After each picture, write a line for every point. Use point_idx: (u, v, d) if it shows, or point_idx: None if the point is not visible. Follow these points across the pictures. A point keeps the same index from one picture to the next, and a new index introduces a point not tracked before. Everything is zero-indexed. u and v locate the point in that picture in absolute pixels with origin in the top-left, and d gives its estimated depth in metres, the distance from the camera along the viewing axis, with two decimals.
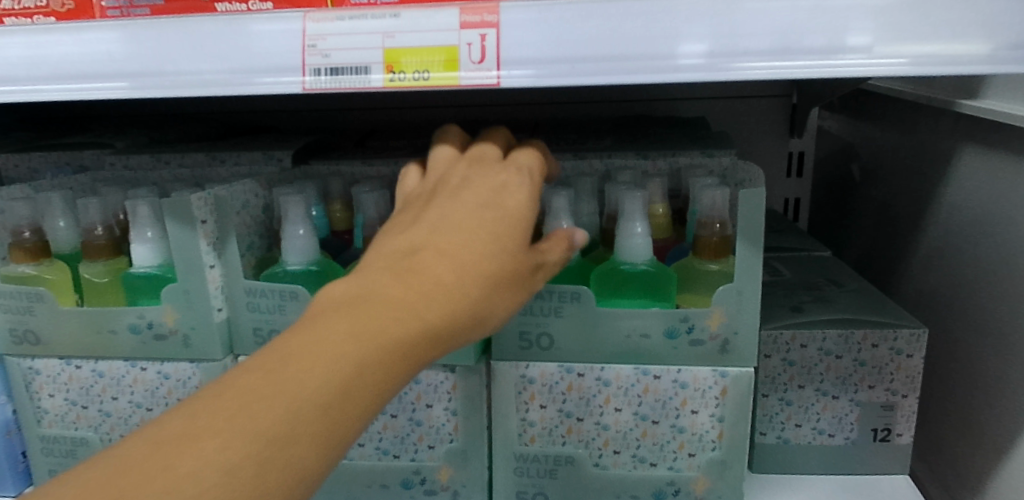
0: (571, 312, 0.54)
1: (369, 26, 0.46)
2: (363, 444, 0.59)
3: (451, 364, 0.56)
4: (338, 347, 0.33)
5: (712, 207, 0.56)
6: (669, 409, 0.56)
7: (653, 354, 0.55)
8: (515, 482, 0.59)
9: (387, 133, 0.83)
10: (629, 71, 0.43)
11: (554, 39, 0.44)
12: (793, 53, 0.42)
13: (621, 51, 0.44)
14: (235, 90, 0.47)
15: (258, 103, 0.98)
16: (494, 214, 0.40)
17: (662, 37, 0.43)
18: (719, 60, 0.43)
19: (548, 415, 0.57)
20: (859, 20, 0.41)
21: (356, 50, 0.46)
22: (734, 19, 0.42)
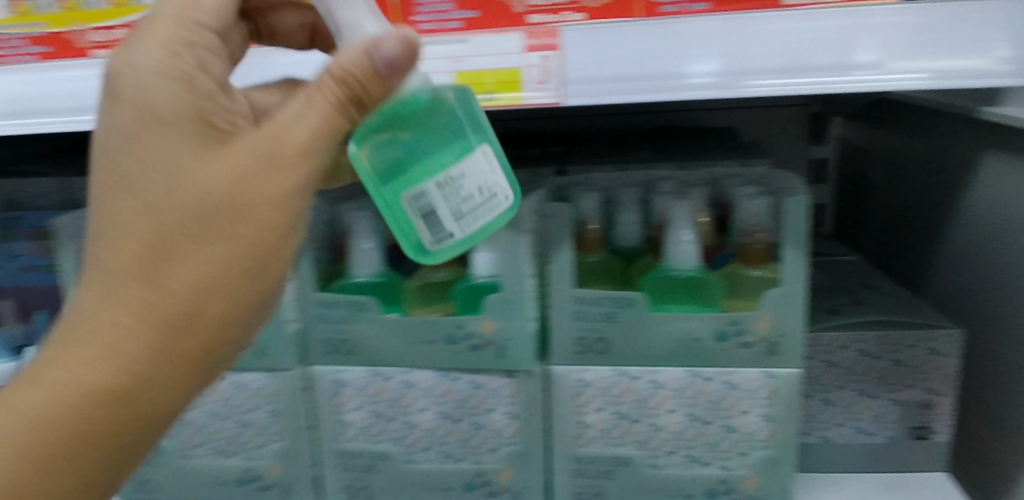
0: (625, 317, 0.57)
1: (439, 51, 0.49)
2: (427, 448, 0.61)
3: (511, 370, 0.58)
4: (56, 375, 0.36)
5: (749, 217, 0.59)
6: (719, 411, 0.58)
7: (704, 356, 0.57)
8: (573, 483, 0.61)
9: None
10: (675, 90, 0.46)
11: (609, 59, 0.47)
12: (803, 71, 0.45)
13: (664, 70, 0.46)
14: None
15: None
16: (137, 183, 0.36)
17: (685, 57, 0.46)
18: (727, 78, 0.46)
19: (605, 417, 0.59)
20: (866, 38, 0.45)
21: (427, 74, 0.49)
22: (743, 41, 0.46)
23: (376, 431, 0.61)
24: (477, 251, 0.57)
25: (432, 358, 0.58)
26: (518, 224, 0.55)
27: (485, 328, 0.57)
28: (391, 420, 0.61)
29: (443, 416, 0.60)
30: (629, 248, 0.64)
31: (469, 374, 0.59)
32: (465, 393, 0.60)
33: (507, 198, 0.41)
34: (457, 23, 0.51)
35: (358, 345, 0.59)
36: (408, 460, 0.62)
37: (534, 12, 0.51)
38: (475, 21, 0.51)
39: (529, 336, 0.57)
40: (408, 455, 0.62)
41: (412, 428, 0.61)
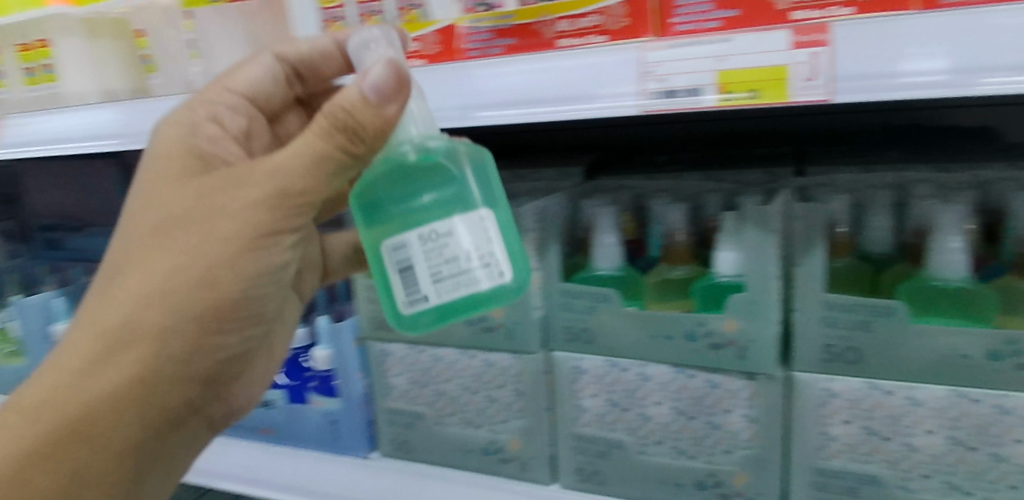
0: (604, 311, 0.63)
1: (475, 74, 0.58)
2: (453, 414, 0.72)
3: (517, 349, 0.67)
4: None
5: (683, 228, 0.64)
6: (703, 406, 0.62)
7: (678, 354, 0.61)
8: (574, 459, 0.68)
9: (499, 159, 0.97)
10: (622, 105, 0.52)
11: (585, 80, 0.54)
12: (737, 88, 0.50)
13: (616, 89, 0.52)
14: None
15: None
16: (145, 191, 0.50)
17: (638, 76, 0.52)
18: (662, 97, 0.51)
19: (599, 403, 0.65)
20: (798, 56, 0.48)
21: (440, 98, 0.59)
22: (682, 63, 0.51)
23: (413, 395, 0.73)
24: None
25: (456, 336, 0.69)
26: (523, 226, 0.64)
27: (496, 312, 0.67)
28: (424, 386, 0.72)
29: (464, 387, 0.70)
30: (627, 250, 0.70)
31: (484, 352, 0.69)
32: (480, 369, 0.69)
33: (494, 274, 0.45)
34: (499, 48, 0.59)
35: None
36: (437, 423, 0.73)
37: (561, 37, 0.57)
38: (515, 47, 0.59)
39: (534, 324, 0.66)
40: (439, 418, 0.72)
41: (440, 395, 0.72)
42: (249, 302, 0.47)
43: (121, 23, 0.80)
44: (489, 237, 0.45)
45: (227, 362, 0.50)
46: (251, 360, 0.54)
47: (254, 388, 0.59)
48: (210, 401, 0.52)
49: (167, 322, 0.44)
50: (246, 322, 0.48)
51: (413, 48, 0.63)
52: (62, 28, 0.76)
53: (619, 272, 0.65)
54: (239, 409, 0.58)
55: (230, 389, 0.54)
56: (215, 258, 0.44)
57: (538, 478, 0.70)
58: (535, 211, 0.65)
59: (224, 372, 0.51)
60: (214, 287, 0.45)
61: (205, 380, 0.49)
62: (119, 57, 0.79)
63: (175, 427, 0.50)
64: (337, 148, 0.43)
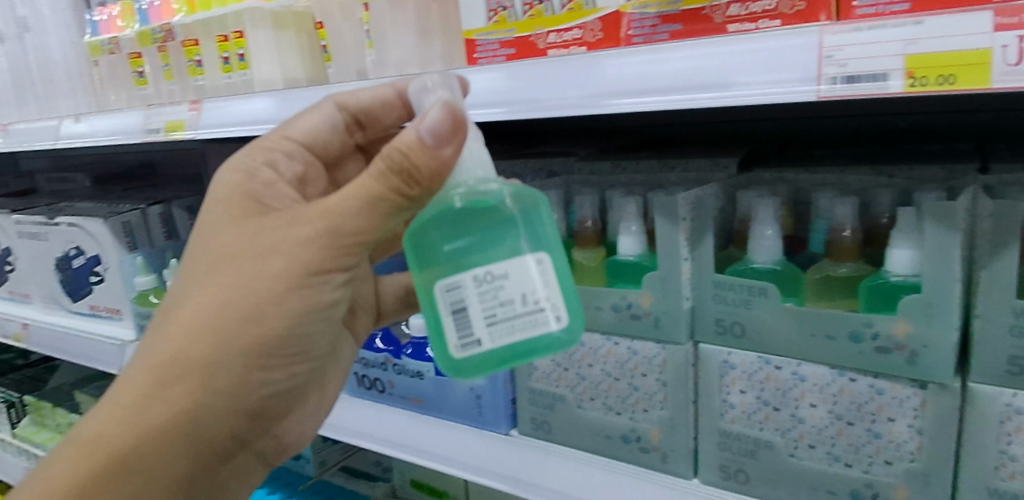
0: (759, 305, 0.61)
1: (634, 60, 0.57)
2: (594, 399, 0.72)
3: (663, 339, 0.66)
4: None
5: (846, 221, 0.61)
6: (865, 413, 0.58)
7: (839, 356, 0.58)
8: (719, 456, 0.66)
9: (640, 148, 0.95)
10: (796, 92, 0.50)
11: (753, 65, 0.52)
12: (929, 71, 0.46)
13: (788, 75, 0.51)
14: (525, 114, 0.63)
15: (541, 127, 1.14)
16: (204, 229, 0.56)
17: (819, 60, 0.50)
18: (840, 83, 0.49)
19: (748, 400, 0.64)
20: (1005, 37, 0.44)
21: (595, 84, 0.59)
22: (864, 47, 0.48)
23: (555, 377, 0.75)
24: (622, 234, 0.69)
25: (601, 322, 0.69)
26: (677, 214, 0.63)
27: (643, 300, 0.66)
28: (566, 370, 0.73)
29: (607, 373, 0.71)
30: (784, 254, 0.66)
31: (628, 340, 0.68)
32: (624, 357, 0.69)
33: (547, 322, 0.48)
34: (664, 35, 0.60)
35: None
36: (578, 406, 0.74)
37: (731, 22, 0.56)
38: (678, 32, 0.59)
39: (682, 314, 0.65)
40: (579, 402, 0.73)
41: (581, 379, 0.73)
42: (292, 339, 0.53)
43: (301, 15, 0.88)
44: (544, 283, 0.48)
45: (272, 396, 0.56)
46: (297, 393, 0.60)
47: (304, 427, 0.65)
48: (256, 431, 0.58)
49: (215, 356, 0.51)
50: (286, 360, 0.54)
51: (574, 35, 0.64)
52: (253, 20, 0.84)
53: (778, 266, 0.63)
54: (284, 440, 0.64)
55: (275, 421, 0.60)
56: (263, 297, 0.50)
57: (678, 471, 0.69)
58: (688, 200, 0.63)
59: (271, 405, 0.57)
60: (260, 325, 0.51)
61: (250, 410, 0.55)
62: (299, 46, 0.88)
63: (223, 453, 0.56)
64: (393, 190, 0.47)
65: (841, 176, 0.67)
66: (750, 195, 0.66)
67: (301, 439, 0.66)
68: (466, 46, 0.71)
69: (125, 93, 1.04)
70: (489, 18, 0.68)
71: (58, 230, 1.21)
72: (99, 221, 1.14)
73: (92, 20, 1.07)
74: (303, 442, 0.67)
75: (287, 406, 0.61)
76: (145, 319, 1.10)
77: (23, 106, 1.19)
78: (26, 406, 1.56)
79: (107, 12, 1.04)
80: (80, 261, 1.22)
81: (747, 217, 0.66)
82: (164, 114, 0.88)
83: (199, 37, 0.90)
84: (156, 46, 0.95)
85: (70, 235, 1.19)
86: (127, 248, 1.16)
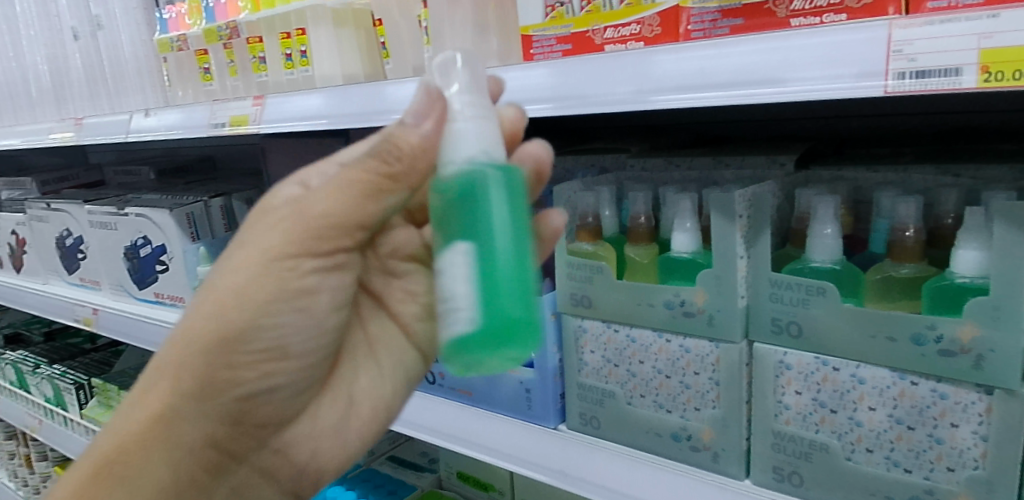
0: (817, 305, 0.60)
1: (691, 54, 0.57)
2: (644, 396, 0.72)
3: (716, 338, 0.66)
4: None
5: (909, 219, 0.58)
6: (926, 417, 0.56)
7: (900, 358, 0.56)
8: (772, 457, 0.65)
9: (693, 145, 0.94)
10: (861, 87, 0.49)
11: (815, 60, 0.51)
12: (1004, 65, 0.45)
13: (853, 69, 0.50)
14: (575, 108, 0.63)
15: (594, 123, 1.13)
16: None
17: (887, 55, 0.48)
18: (909, 79, 0.48)
19: (804, 402, 0.62)
20: None
21: (649, 79, 0.59)
22: (934, 41, 0.47)
23: (605, 373, 0.75)
24: (676, 231, 0.68)
25: (653, 319, 0.69)
26: (734, 211, 0.62)
27: (697, 298, 0.66)
28: (617, 366, 0.73)
29: (658, 370, 0.70)
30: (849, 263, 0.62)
31: (681, 337, 0.68)
32: (676, 355, 0.68)
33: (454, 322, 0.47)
34: (724, 29, 0.59)
35: (596, 301, 0.73)
36: (628, 403, 0.73)
37: (795, 15, 0.56)
38: (740, 27, 0.59)
39: (737, 312, 0.64)
40: (629, 398, 0.73)
41: (632, 376, 0.72)
42: (273, 329, 0.58)
43: (360, 12, 0.91)
44: (456, 282, 0.47)
45: (248, 397, 0.60)
46: (289, 396, 0.62)
47: (316, 447, 0.65)
48: (245, 435, 0.62)
49: (184, 348, 0.57)
50: (259, 355, 0.58)
51: (631, 31, 0.64)
52: (314, 17, 0.87)
53: (837, 266, 0.61)
54: (298, 454, 0.65)
55: (272, 426, 0.63)
56: (224, 288, 0.57)
57: (730, 470, 0.68)
58: (745, 196, 0.62)
59: (253, 405, 0.60)
60: (219, 317, 0.57)
61: (225, 407, 0.59)
62: (358, 43, 0.91)
63: (208, 457, 0.61)
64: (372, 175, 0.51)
65: (905, 175, 0.65)
66: (809, 193, 0.65)
67: (324, 458, 0.66)
68: (522, 42, 0.72)
69: (192, 88, 1.08)
70: (546, 14, 0.69)
71: (128, 220, 1.27)
72: (165, 212, 1.19)
73: (160, 17, 1.11)
74: (331, 464, 0.66)
75: (286, 411, 0.63)
76: None
77: (96, 101, 1.25)
78: (95, 388, 1.64)
79: (174, 10, 1.08)
80: (147, 250, 1.27)
81: (805, 214, 0.65)
82: (229, 109, 0.92)
83: (263, 34, 0.93)
84: (222, 43, 0.99)
85: (139, 225, 1.25)
86: (191, 238, 1.21)
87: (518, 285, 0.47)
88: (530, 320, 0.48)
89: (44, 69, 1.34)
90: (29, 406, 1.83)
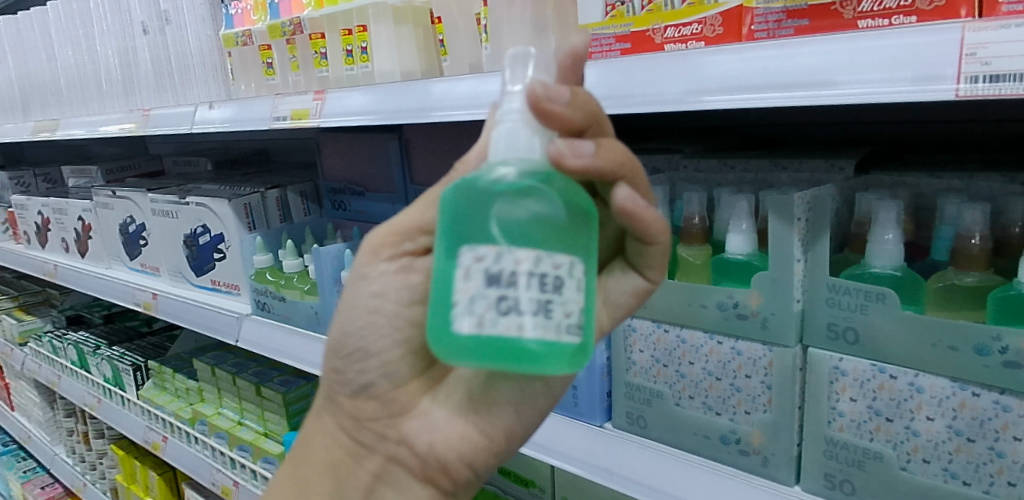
0: (876, 311, 0.59)
1: (752, 55, 0.56)
2: (693, 397, 0.72)
3: (770, 341, 0.65)
4: None
5: (975, 226, 0.57)
6: (988, 429, 0.54)
7: (962, 368, 0.55)
8: (824, 464, 0.64)
9: (746, 146, 0.93)
10: (930, 90, 0.48)
11: (882, 62, 0.50)
12: None
13: (922, 72, 0.49)
14: (628, 106, 0.63)
15: (646, 123, 1.13)
16: None
17: (959, 59, 0.47)
18: (981, 82, 0.47)
19: (858, 409, 0.61)
20: None
21: (705, 80, 0.58)
22: (1010, 45, 0.46)
23: (653, 373, 0.74)
24: (731, 232, 0.68)
25: (705, 320, 0.69)
26: (792, 214, 0.62)
27: (751, 301, 0.65)
28: (666, 366, 0.73)
29: (708, 372, 0.70)
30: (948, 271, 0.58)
31: (732, 339, 0.67)
32: (727, 357, 0.68)
33: None
34: (788, 30, 0.59)
35: (647, 300, 0.73)
36: (676, 404, 0.73)
37: (863, 17, 0.55)
38: (804, 28, 0.58)
39: (792, 317, 0.63)
40: (677, 399, 0.73)
41: (681, 377, 0.72)
42: (355, 332, 0.62)
43: (420, 10, 0.93)
44: None
45: (355, 393, 0.64)
46: (391, 389, 0.63)
47: (434, 434, 0.62)
48: (364, 428, 0.64)
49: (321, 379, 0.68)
50: (351, 357, 0.62)
51: (693, 30, 0.64)
52: (375, 15, 0.90)
53: (898, 271, 0.60)
54: (418, 444, 0.63)
55: (385, 419, 0.64)
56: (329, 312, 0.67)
57: (779, 476, 0.68)
58: (805, 200, 0.62)
59: (362, 399, 0.64)
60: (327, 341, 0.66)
61: (344, 403, 0.65)
62: (416, 40, 0.93)
63: (345, 453, 0.65)
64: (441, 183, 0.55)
65: (969, 181, 0.64)
66: (869, 198, 0.64)
67: (446, 450, 0.62)
68: (580, 41, 0.73)
69: (254, 81, 1.12)
70: (606, 13, 0.69)
71: (188, 209, 1.31)
72: (223, 202, 1.23)
73: (226, 13, 1.15)
74: (456, 455, 0.62)
75: (394, 404, 0.63)
76: (262, 294, 1.18)
77: (163, 93, 1.30)
78: (151, 370, 1.70)
79: (240, 6, 1.12)
80: (206, 238, 1.32)
81: (866, 219, 0.64)
82: (290, 103, 0.95)
83: (325, 30, 0.96)
84: (285, 39, 1.02)
85: (198, 213, 1.30)
86: (248, 228, 1.25)
87: (464, 300, 0.47)
88: (487, 333, 0.47)
89: (115, 62, 1.40)
90: (89, 385, 1.91)
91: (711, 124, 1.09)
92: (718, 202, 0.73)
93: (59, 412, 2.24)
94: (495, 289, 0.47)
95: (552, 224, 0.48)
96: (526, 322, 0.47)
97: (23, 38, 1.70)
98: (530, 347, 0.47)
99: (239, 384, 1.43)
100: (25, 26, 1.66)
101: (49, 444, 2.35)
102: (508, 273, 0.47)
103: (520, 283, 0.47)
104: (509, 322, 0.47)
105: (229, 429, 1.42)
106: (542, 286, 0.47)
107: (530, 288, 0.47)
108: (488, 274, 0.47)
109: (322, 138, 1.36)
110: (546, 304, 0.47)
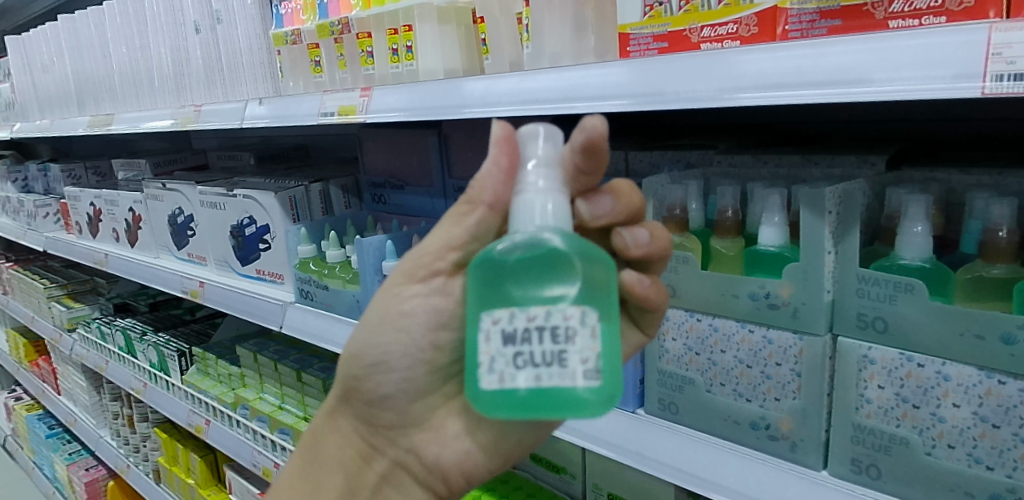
0: (905, 301, 0.61)
1: (785, 54, 0.59)
2: (724, 384, 0.74)
3: (801, 330, 0.67)
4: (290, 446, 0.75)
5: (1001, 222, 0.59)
6: (1013, 416, 0.56)
7: (990, 357, 0.57)
8: (851, 449, 0.66)
9: (776, 140, 0.95)
10: (953, 88, 0.50)
11: (907, 61, 0.52)
12: None
13: (944, 70, 0.51)
14: (664, 104, 0.66)
15: (678, 120, 1.15)
16: None
17: (985, 58, 0.49)
18: (1005, 80, 0.49)
19: (886, 396, 0.63)
20: None
21: (739, 76, 0.61)
22: None
23: (685, 361, 0.77)
24: (764, 225, 0.71)
25: (737, 310, 0.71)
26: (823, 207, 0.64)
27: (782, 291, 0.68)
28: (698, 354, 0.76)
29: (739, 360, 0.72)
30: (978, 261, 0.61)
31: (764, 328, 0.70)
32: (759, 345, 0.70)
33: None
34: (822, 30, 0.61)
35: (679, 290, 0.76)
36: (707, 391, 0.76)
37: (894, 17, 0.57)
38: (837, 28, 0.60)
39: (823, 308, 0.66)
40: (708, 386, 0.76)
41: (713, 364, 0.75)
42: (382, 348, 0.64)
43: (463, 10, 0.96)
44: None
45: (374, 401, 0.66)
46: (408, 402, 0.66)
47: (441, 450, 0.68)
48: (382, 439, 0.69)
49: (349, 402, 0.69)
50: (375, 374, 0.64)
51: (728, 30, 0.67)
52: (421, 15, 0.94)
53: (927, 263, 0.62)
54: (428, 454, 0.68)
55: (404, 430, 0.67)
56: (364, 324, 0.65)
57: (808, 461, 0.70)
58: (836, 193, 0.64)
59: (384, 412, 0.67)
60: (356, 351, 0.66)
61: (367, 413, 0.68)
62: (458, 38, 0.96)
63: (354, 464, 0.70)
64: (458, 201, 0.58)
65: (998, 178, 0.65)
66: (899, 194, 0.66)
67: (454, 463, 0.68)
68: (619, 40, 0.76)
69: (303, 79, 1.16)
70: (645, 13, 0.72)
71: (235, 201, 1.37)
72: (270, 195, 1.29)
73: (276, 13, 1.20)
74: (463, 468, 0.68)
75: (411, 418, 0.67)
76: (306, 283, 1.23)
77: (213, 90, 1.36)
78: (195, 356, 1.77)
79: (290, 6, 1.17)
80: (251, 229, 1.38)
81: (896, 213, 0.66)
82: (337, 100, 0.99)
83: (372, 30, 1.00)
84: (333, 38, 1.07)
85: (245, 205, 1.35)
86: (292, 219, 1.31)
87: (485, 361, 0.51)
88: (510, 386, 0.51)
89: (167, 59, 1.46)
90: (134, 369, 1.98)
91: (743, 121, 1.11)
92: (750, 197, 0.75)
93: (105, 396, 2.33)
94: (510, 347, 0.51)
95: (554, 273, 0.51)
96: (542, 371, 0.50)
97: (80, 36, 1.78)
98: (546, 393, 0.50)
99: (280, 369, 1.48)
100: (82, 24, 1.74)
101: (95, 427, 2.44)
102: (523, 329, 0.51)
103: (533, 337, 0.51)
104: (524, 374, 0.50)
105: (271, 412, 1.47)
106: (554, 338, 0.50)
107: (542, 342, 0.50)
108: (504, 334, 0.51)
109: (361, 134, 1.40)
110: (559, 354, 0.50)
